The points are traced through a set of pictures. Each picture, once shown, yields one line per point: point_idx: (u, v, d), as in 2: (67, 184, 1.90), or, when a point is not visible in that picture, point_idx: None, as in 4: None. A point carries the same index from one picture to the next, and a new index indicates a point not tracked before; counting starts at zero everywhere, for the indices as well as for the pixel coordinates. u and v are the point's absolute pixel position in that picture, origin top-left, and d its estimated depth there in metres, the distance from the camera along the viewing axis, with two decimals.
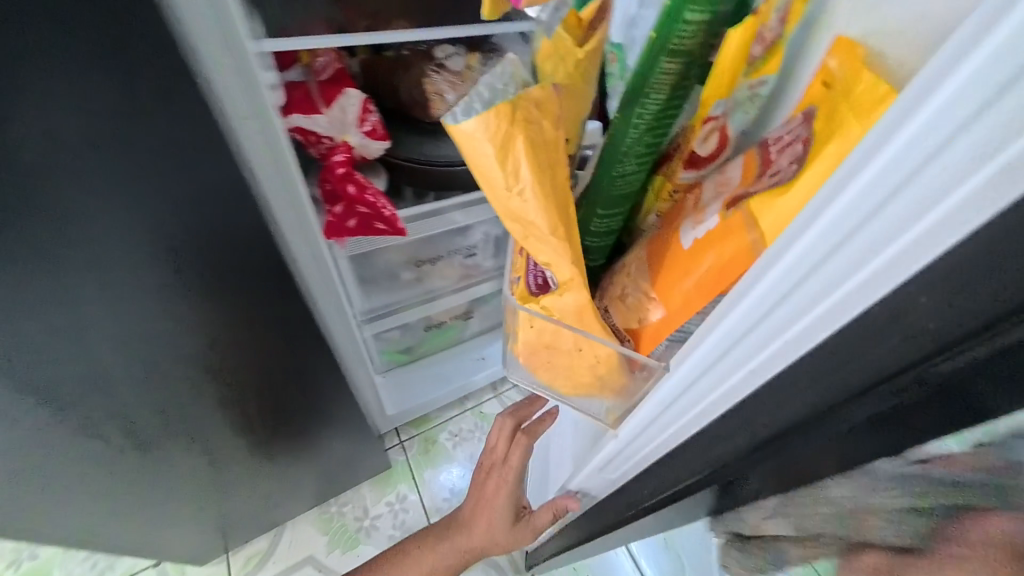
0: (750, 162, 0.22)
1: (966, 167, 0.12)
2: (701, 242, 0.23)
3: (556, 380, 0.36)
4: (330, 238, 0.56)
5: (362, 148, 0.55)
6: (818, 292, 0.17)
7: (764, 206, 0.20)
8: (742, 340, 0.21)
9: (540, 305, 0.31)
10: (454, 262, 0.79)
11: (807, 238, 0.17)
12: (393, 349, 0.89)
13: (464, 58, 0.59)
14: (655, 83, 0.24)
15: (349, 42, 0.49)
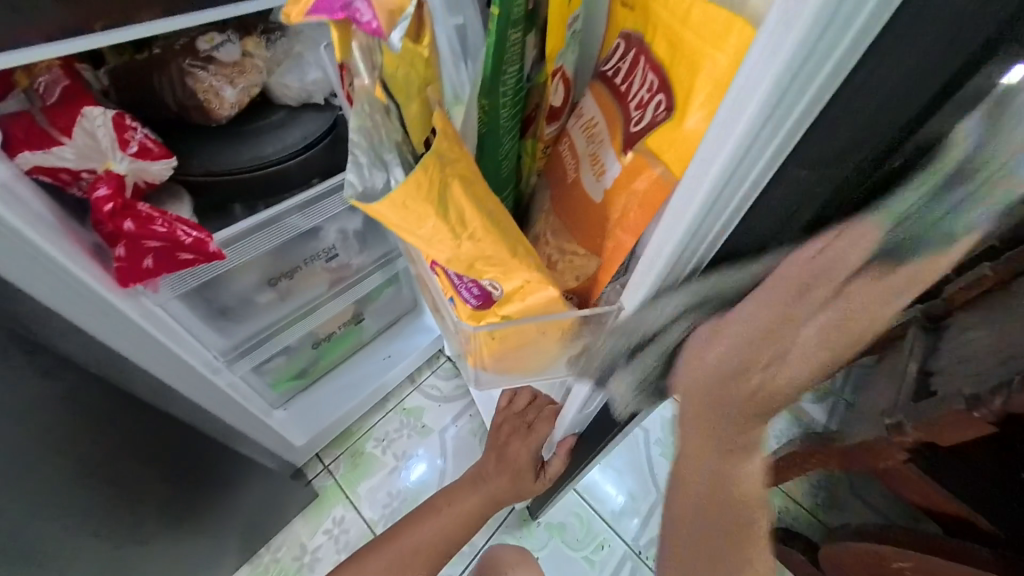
0: (613, 105, 0.31)
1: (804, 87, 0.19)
2: (615, 187, 0.31)
3: (531, 360, 0.43)
4: (127, 285, 0.47)
5: (139, 173, 0.46)
6: (727, 190, 0.24)
7: (663, 142, 0.28)
8: (686, 240, 0.28)
9: (495, 313, 0.36)
10: (317, 270, 0.74)
11: (724, 139, 0.22)
12: (284, 377, 0.84)
13: (237, 45, 0.53)
14: (510, 56, 0.29)
15: (89, 45, 0.41)
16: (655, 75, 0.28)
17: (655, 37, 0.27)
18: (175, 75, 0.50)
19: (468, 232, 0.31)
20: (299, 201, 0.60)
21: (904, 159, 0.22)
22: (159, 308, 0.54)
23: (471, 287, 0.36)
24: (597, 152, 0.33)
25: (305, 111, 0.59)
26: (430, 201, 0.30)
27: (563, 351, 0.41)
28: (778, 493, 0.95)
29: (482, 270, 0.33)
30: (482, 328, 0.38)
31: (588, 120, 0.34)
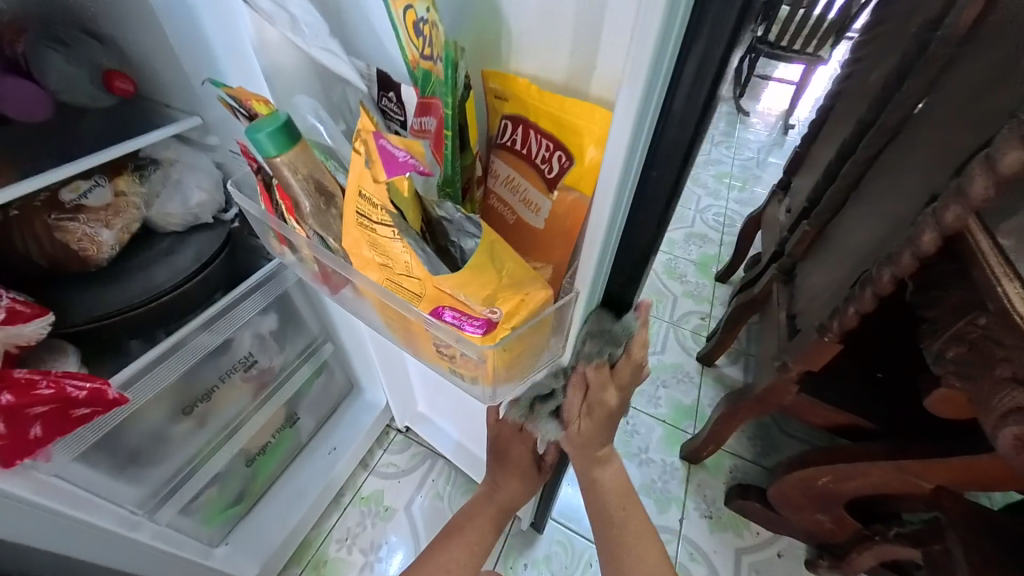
0: (523, 159, 0.34)
1: (652, 101, 0.27)
2: (550, 218, 0.34)
3: (528, 363, 0.39)
4: (12, 463, 0.43)
5: (11, 339, 0.43)
6: (625, 185, 0.31)
7: (576, 177, 0.32)
8: (605, 236, 0.34)
9: (504, 327, 0.33)
10: (236, 384, 0.71)
11: (618, 147, 0.28)
12: (219, 509, 0.77)
13: (107, 187, 0.53)
14: (449, 129, 0.31)
15: None
16: (546, 134, 0.32)
17: (537, 114, 0.32)
18: (40, 230, 0.49)
19: (507, 271, 0.32)
20: (202, 321, 0.59)
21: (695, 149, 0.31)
22: (55, 478, 0.50)
23: (475, 317, 0.32)
24: (527, 199, 0.35)
25: (193, 232, 0.59)
26: (484, 256, 0.31)
27: (549, 344, 0.39)
28: (725, 455, 1.07)
29: (501, 299, 0.32)
30: (495, 344, 0.33)
31: (508, 173, 0.36)
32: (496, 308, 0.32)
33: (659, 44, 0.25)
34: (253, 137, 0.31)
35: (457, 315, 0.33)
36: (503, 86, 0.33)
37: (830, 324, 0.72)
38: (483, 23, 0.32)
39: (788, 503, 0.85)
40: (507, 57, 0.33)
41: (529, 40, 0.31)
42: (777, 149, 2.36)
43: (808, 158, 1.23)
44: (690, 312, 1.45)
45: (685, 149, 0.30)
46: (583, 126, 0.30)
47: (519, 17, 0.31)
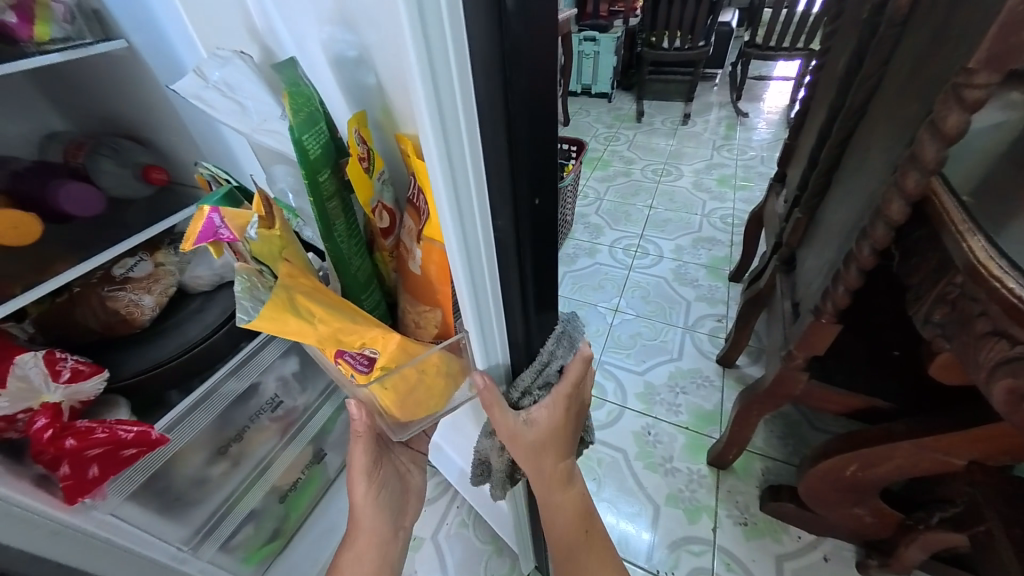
0: (412, 211, 0.36)
1: (461, 151, 0.26)
2: (424, 268, 0.35)
3: (429, 404, 0.41)
4: (73, 500, 0.50)
5: (73, 396, 0.51)
6: (470, 234, 0.30)
7: (431, 230, 0.33)
8: (472, 287, 0.32)
9: (381, 368, 0.35)
10: (264, 425, 0.78)
11: (444, 198, 0.28)
12: (257, 546, 0.82)
13: (148, 261, 0.64)
14: (326, 196, 0.33)
15: (20, 301, 0.51)
16: (416, 189, 0.34)
17: (418, 170, 0.33)
18: (95, 303, 0.58)
19: (319, 318, 0.32)
20: (228, 368, 0.67)
21: (539, 196, 0.30)
22: (110, 516, 0.57)
23: (359, 357, 0.35)
24: (412, 250, 0.36)
25: (219, 291, 0.68)
26: (283, 309, 0.31)
27: (458, 384, 0.41)
28: (754, 456, 1.05)
29: (352, 341, 0.34)
30: (374, 383, 0.36)
31: (408, 226, 0.36)
32: (374, 352, 0.35)
33: (438, 95, 0.24)
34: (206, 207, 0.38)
35: (351, 355, 0.35)
36: (413, 150, 0.35)
37: (824, 306, 0.70)
38: (380, 96, 0.37)
39: (821, 500, 0.82)
40: (402, 125, 0.36)
41: (408, 110, 0.35)
42: (781, 144, 2.35)
43: (795, 149, 1.24)
44: (705, 315, 1.44)
45: (515, 195, 0.29)
46: (426, 182, 0.32)
47: (395, 92, 0.34)
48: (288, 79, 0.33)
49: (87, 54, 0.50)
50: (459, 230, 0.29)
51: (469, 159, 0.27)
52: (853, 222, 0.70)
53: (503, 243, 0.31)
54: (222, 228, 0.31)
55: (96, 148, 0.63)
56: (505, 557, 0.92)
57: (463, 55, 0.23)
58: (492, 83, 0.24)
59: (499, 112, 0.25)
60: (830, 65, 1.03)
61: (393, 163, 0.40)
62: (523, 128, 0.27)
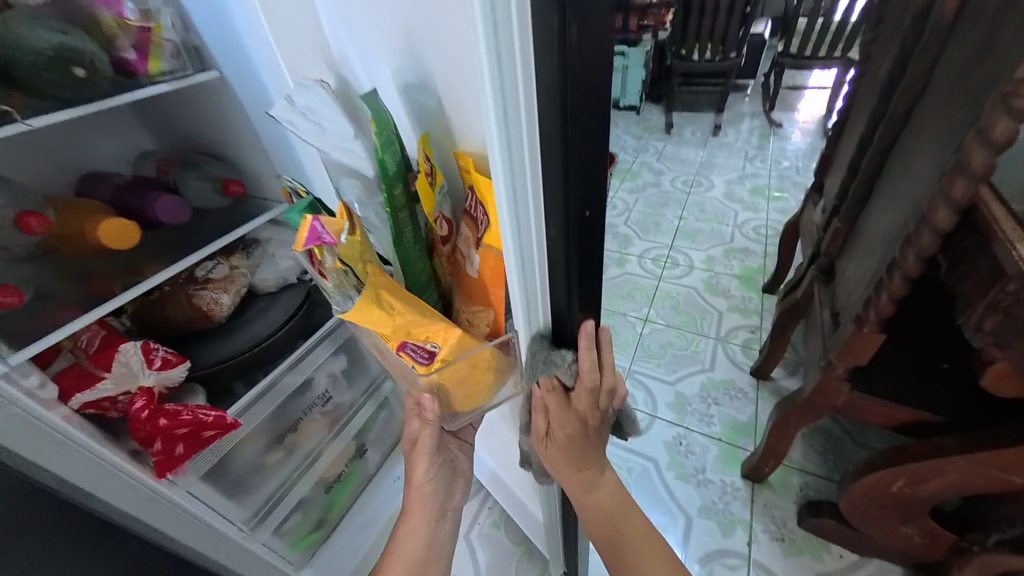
0: (469, 221, 0.38)
1: (525, 171, 0.28)
2: (480, 271, 0.38)
3: (477, 397, 0.43)
4: (161, 473, 0.57)
5: (162, 380, 0.58)
6: (528, 242, 0.32)
7: (489, 236, 0.35)
8: (525, 289, 0.34)
9: (442, 358, 0.37)
10: (315, 418, 0.84)
11: (507, 210, 0.30)
12: (304, 533, 0.88)
13: (224, 264, 0.71)
14: (397, 205, 0.37)
15: (128, 296, 0.58)
16: (478, 200, 0.36)
17: (475, 183, 0.36)
18: (183, 300, 0.66)
19: (398, 311, 0.36)
20: (287, 364, 0.73)
21: (590, 207, 0.31)
22: (187, 492, 0.63)
23: (420, 350, 0.37)
24: (469, 255, 0.39)
25: (283, 291, 0.75)
26: (370, 301, 0.35)
27: (504, 380, 0.43)
28: (792, 471, 1.02)
29: (419, 333, 0.37)
30: (433, 374, 0.38)
31: (465, 234, 0.39)
32: (434, 344, 0.37)
33: (511, 119, 0.26)
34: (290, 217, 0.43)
35: (414, 347, 0.37)
36: (467, 165, 0.37)
37: (866, 314, 0.70)
38: (444, 117, 0.39)
39: (865, 516, 0.80)
40: (461, 142, 0.39)
41: (467, 129, 0.37)
42: (817, 154, 2.30)
43: (834, 158, 1.22)
44: (737, 326, 1.42)
45: (570, 207, 0.30)
46: (487, 195, 0.34)
47: (457, 113, 0.37)
48: (370, 106, 0.37)
49: (187, 84, 0.58)
50: (516, 239, 0.31)
51: (531, 176, 0.29)
52: (896, 231, 0.70)
53: (553, 250, 0.32)
54: (324, 232, 0.34)
55: (183, 164, 0.72)
56: (535, 560, 0.94)
57: (530, 82, 0.25)
58: (553, 105, 0.26)
59: (556, 130, 0.27)
60: (870, 75, 1.02)
61: (451, 177, 0.43)
62: (581, 144, 0.27)
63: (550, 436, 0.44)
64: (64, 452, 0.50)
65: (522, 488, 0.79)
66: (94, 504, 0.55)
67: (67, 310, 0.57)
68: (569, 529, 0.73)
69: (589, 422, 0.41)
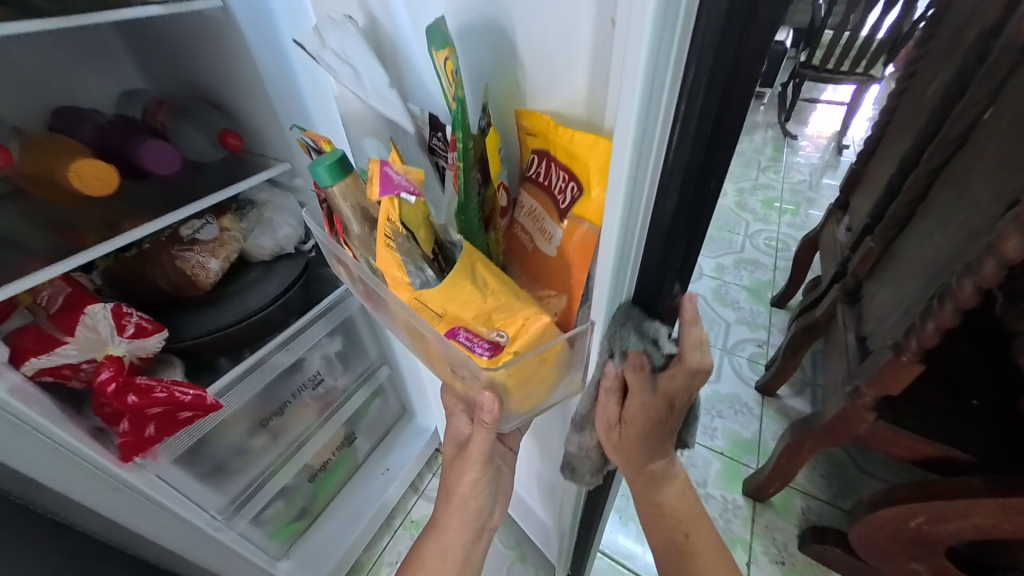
0: (540, 192, 0.32)
1: (648, 142, 0.24)
2: (562, 250, 0.31)
3: (536, 396, 0.37)
4: (127, 457, 0.50)
5: (136, 350, 0.51)
6: (636, 219, 0.28)
7: (584, 209, 0.29)
8: (620, 268, 0.30)
9: (511, 351, 0.31)
10: (304, 402, 0.77)
11: (621, 180, 0.25)
12: (284, 523, 0.82)
13: (214, 224, 0.62)
14: (467, 162, 0.30)
15: (100, 250, 0.51)
16: (561, 165, 0.29)
17: (553, 146, 0.29)
18: (166, 262, 0.58)
19: (491, 290, 0.30)
20: (277, 342, 0.66)
21: (717, 178, 0.28)
22: (157, 478, 0.56)
23: (480, 340, 0.31)
24: (543, 229, 0.32)
25: (279, 261, 0.67)
26: (463, 276, 0.30)
27: (567, 373, 0.37)
28: (795, 493, 0.99)
29: (498, 320, 0.30)
30: (500, 370, 0.31)
31: (531, 206, 0.33)
32: (501, 334, 0.30)
33: (658, 78, 0.22)
34: (315, 174, 0.31)
35: (471, 336, 0.30)
36: (533, 125, 0.30)
37: (906, 343, 0.65)
38: (508, 62, 0.31)
39: (874, 548, 0.77)
40: (529, 97, 0.31)
41: (547, 79, 0.29)
42: (831, 171, 2.26)
43: (863, 176, 1.17)
44: (744, 339, 1.39)
45: (697, 176, 0.27)
46: (588, 160, 0.27)
47: (537, 58, 0.29)
48: (435, 38, 0.29)
49: (184, 9, 0.50)
50: (625, 212, 0.27)
51: (659, 141, 0.25)
52: (947, 259, 0.65)
53: (659, 221, 0.29)
54: (401, 181, 0.29)
55: (175, 109, 0.63)
56: (528, 566, 0.90)
57: (689, 27, 0.21)
58: (706, 60, 0.22)
59: (701, 89, 0.23)
60: (917, 90, 0.96)
61: (507, 140, 0.36)
62: (727, 101, 0.24)
63: (603, 416, 0.41)
64: (13, 431, 0.42)
65: (528, 495, 0.75)
66: (40, 497, 0.47)
67: (24, 261, 0.49)
68: (577, 537, 0.68)
69: (676, 406, 0.37)
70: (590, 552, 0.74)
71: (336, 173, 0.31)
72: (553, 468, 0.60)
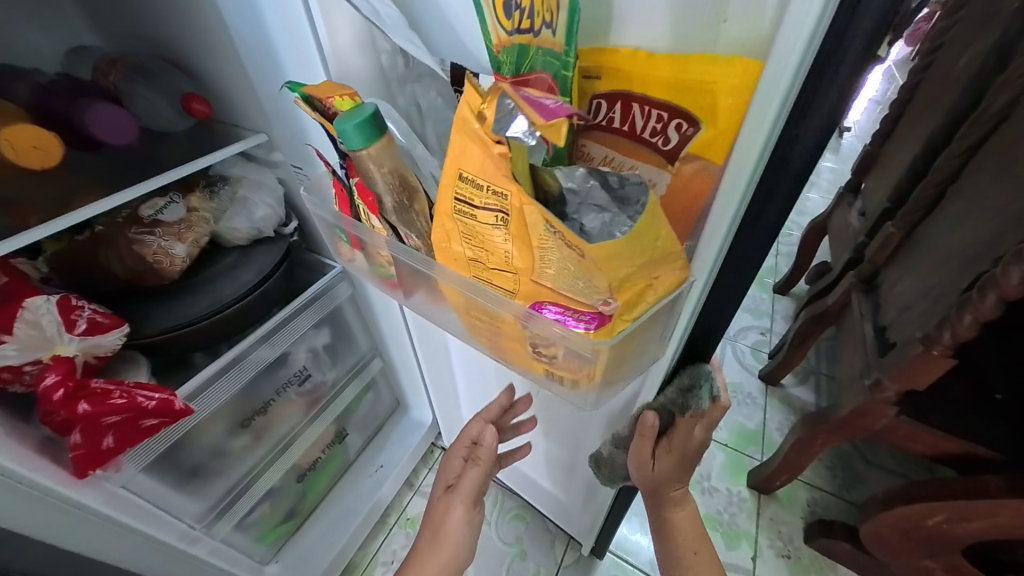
0: (630, 137, 0.29)
1: (803, 57, 0.22)
2: (669, 196, 0.29)
3: (627, 372, 0.34)
4: (83, 472, 0.43)
5: (90, 349, 0.44)
6: (764, 153, 0.26)
7: (701, 146, 0.27)
8: (734, 213, 0.28)
9: (623, 318, 0.28)
10: (290, 399, 0.71)
11: (769, 101, 0.24)
12: (271, 526, 0.77)
13: (180, 204, 0.55)
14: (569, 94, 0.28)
15: (38, 232, 0.43)
16: (661, 104, 0.27)
17: (645, 83, 0.27)
18: (122, 247, 0.51)
19: (663, 237, 0.26)
20: (258, 336, 0.60)
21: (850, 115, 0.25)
22: (122, 490, 0.50)
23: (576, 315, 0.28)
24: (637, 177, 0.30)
25: (256, 246, 0.60)
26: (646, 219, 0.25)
27: (659, 342, 0.35)
28: (800, 485, 0.97)
29: (626, 286, 0.27)
30: (612, 341, 0.28)
31: (611, 153, 0.30)
32: (605, 305, 0.27)
33: None
34: (341, 133, 0.29)
35: (560, 310, 0.29)
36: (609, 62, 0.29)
37: (938, 335, 0.60)
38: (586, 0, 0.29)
39: (886, 544, 0.75)
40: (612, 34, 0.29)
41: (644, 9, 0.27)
42: (833, 154, 2.21)
43: (878, 158, 1.12)
44: (747, 327, 1.35)
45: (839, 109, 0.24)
46: (711, 91, 0.25)
47: None
48: None
49: None
50: (760, 143, 0.25)
51: (810, 59, 0.22)
52: (985, 247, 0.60)
53: (791, 156, 0.26)
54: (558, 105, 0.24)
55: (132, 67, 0.54)
56: (529, 564, 0.86)
57: None
58: None
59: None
60: (945, 64, 0.90)
61: None
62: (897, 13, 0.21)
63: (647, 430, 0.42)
64: None
65: (557, 468, 0.74)
66: None
67: None
68: (609, 503, 0.69)
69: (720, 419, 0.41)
70: (611, 525, 0.74)
71: (364, 136, 0.28)
72: (596, 439, 0.59)
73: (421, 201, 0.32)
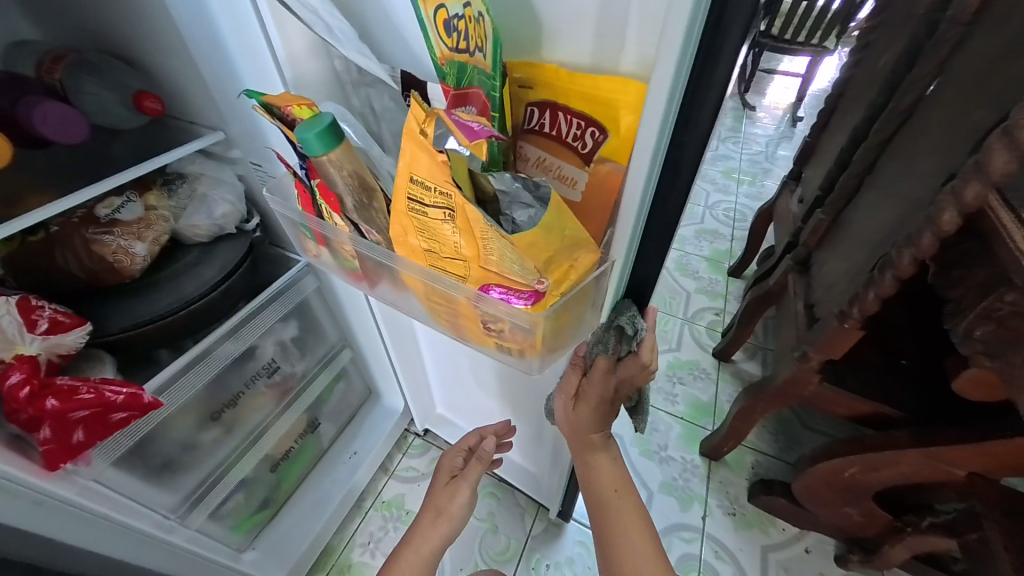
0: (556, 140, 0.33)
1: (678, 85, 0.27)
2: (587, 194, 0.33)
3: (569, 343, 0.38)
4: (54, 466, 0.45)
5: (52, 348, 0.45)
6: (660, 160, 0.31)
7: (612, 147, 0.31)
8: (641, 209, 0.33)
9: (554, 295, 0.32)
10: (259, 391, 0.73)
11: (653, 120, 0.28)
12: (245, 516, 0.79)
13: (138, 202, 0.55)
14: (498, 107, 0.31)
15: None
16: (578, 113, 0.31)
17: (566, 95, 0.31)
18: (79, 247, 0.51)
19: (570, 228, 0.30)
20: (225, 329, 0.61)
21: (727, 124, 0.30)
22: (93, 483, 0.51)
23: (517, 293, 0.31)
24: (563, 175, 0.34)
25: (218, 243, 0.61)
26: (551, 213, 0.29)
27: (595, 316, 0.39)
28: (747, 451, 1.07)
29: (551, 268, 0.31)
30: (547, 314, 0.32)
31: (542, 155, 0.34)
32: (541, 285, 0.30)
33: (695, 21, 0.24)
34: (304, 140, 0.31)
35: (505, 291, 0.32)
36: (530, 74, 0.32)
37: (850, 311, 0.68)
38: (521, 15, 0.32)
39: (814, 497, 0.85)
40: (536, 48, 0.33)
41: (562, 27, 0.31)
42: (786, 142, 2.33)
43: (817, 148, 1.21)
44: (704, 307, 1.44)
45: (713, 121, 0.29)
46: (618, 104, 0.30)
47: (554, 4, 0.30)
48: None
49: None
50: (650, 153, 0.30)
51: (685, 84, 0.27)
52: (889, 232, 0.68)
53: (682, 158, 0.30)
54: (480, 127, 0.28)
55: (79, 64, 0.54)
56: (500, 536, 0.92)
57: None
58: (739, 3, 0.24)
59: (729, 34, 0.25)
60: (870, 61, 0.98)
61: None
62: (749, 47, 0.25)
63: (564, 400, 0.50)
64: None
65: (525, 440, 0.79)
66: None
67: None
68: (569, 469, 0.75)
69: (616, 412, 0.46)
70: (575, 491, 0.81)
71: (324, 142, 0.31)
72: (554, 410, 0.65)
73: (381, 200, 0.35)
